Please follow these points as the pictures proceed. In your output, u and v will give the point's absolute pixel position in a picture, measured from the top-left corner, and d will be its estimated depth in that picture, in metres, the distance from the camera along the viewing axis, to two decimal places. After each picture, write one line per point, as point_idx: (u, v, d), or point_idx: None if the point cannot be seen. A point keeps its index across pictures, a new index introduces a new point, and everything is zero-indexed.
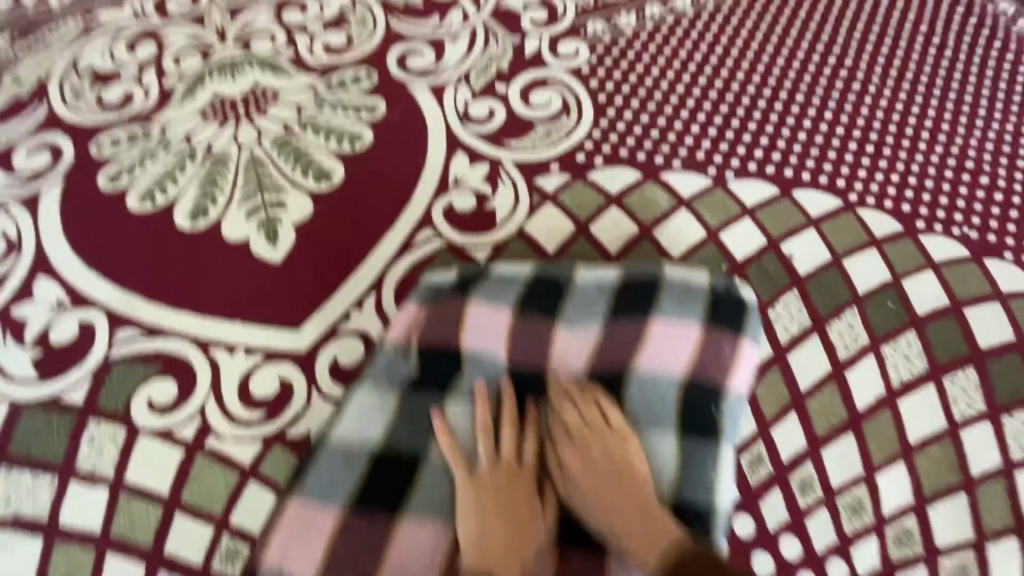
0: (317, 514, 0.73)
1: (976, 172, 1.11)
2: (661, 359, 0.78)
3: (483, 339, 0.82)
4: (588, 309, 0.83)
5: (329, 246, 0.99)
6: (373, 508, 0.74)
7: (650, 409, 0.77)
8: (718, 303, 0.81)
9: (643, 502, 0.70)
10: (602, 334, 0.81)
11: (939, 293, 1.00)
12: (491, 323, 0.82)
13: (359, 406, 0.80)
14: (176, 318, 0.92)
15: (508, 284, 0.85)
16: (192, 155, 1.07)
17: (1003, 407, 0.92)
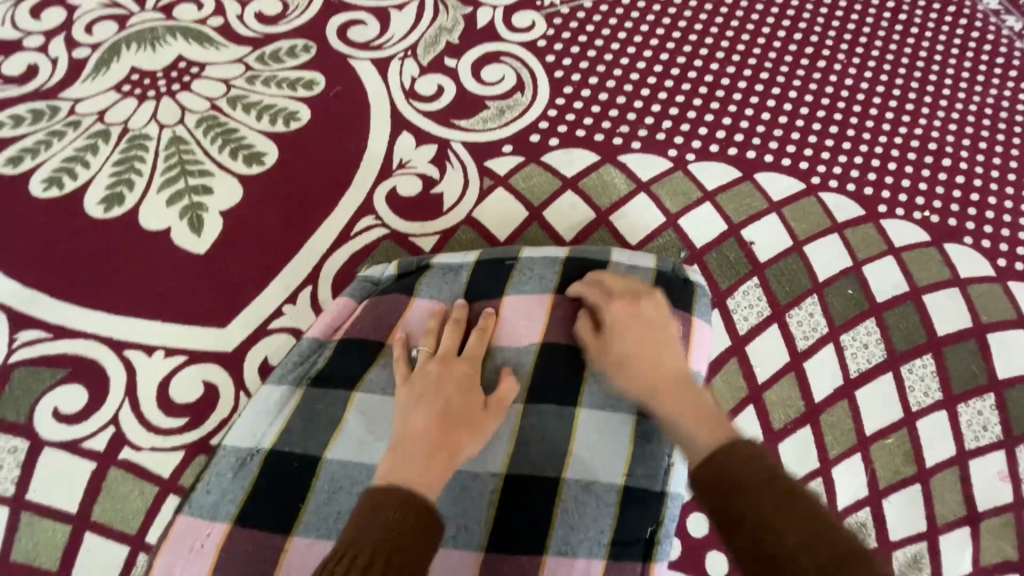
0: (205, 525, 0.60)
1: (938, 154, 1.08)
2: None
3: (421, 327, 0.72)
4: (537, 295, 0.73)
5: (260, 236, 0.91)
6: (265, 516, 0.60)
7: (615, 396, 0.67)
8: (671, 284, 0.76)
9: (692, 395, 0.58)
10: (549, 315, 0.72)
11: (899, 280, 0.98)
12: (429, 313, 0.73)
13: (261, 403, 0.68)
14: (86, 316, 0.83)
15: (452, 274, 0.77)
16: (105, 135, 0.96)
17: (959, 396, 0.90)
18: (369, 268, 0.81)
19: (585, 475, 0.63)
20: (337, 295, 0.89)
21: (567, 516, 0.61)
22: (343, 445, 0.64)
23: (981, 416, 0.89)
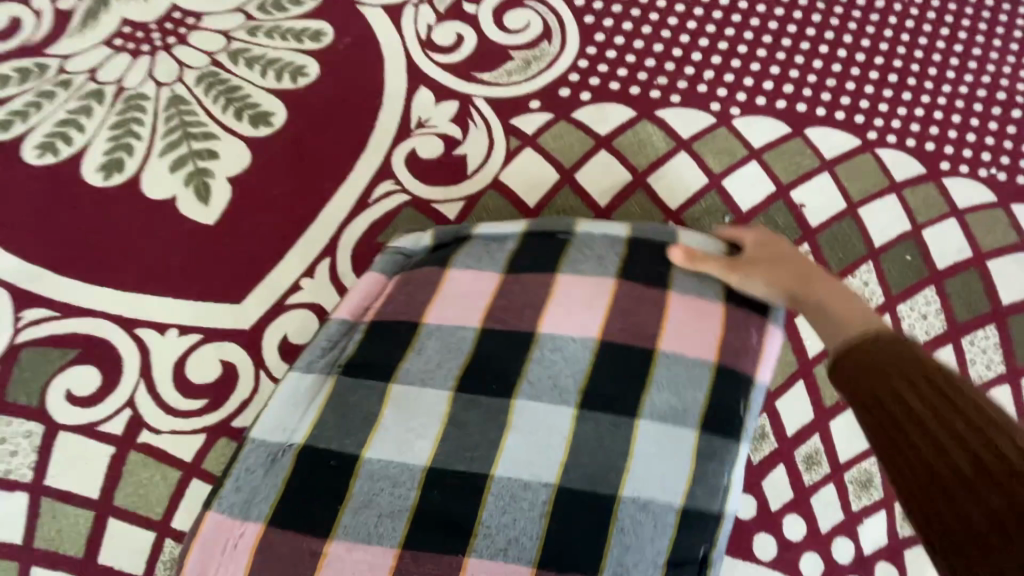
0: (237, 524, 0.57)
1: (1009, 104, 0.98)
2: (684, 342, 0.62)
3: (455, 309, 0.65)
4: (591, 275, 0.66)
5: (272, 205, 0.84)
6: (302, 518, 0.56)
7: (677, 400, 0.60)
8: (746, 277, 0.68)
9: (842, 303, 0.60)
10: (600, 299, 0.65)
11: (961, 244, 0.91)
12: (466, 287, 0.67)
13: (288, 393, 0.63)
14: (93, 293, 0.78)
15: (495, 247, 0.70)
16: (98, 95, 0.89)
17: (1022, 369, 0.85)
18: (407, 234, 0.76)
19: (642, 491, 0.57)
20: (357, 268, 0.83)
21: (623, 536, 0.56)
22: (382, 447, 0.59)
23: None
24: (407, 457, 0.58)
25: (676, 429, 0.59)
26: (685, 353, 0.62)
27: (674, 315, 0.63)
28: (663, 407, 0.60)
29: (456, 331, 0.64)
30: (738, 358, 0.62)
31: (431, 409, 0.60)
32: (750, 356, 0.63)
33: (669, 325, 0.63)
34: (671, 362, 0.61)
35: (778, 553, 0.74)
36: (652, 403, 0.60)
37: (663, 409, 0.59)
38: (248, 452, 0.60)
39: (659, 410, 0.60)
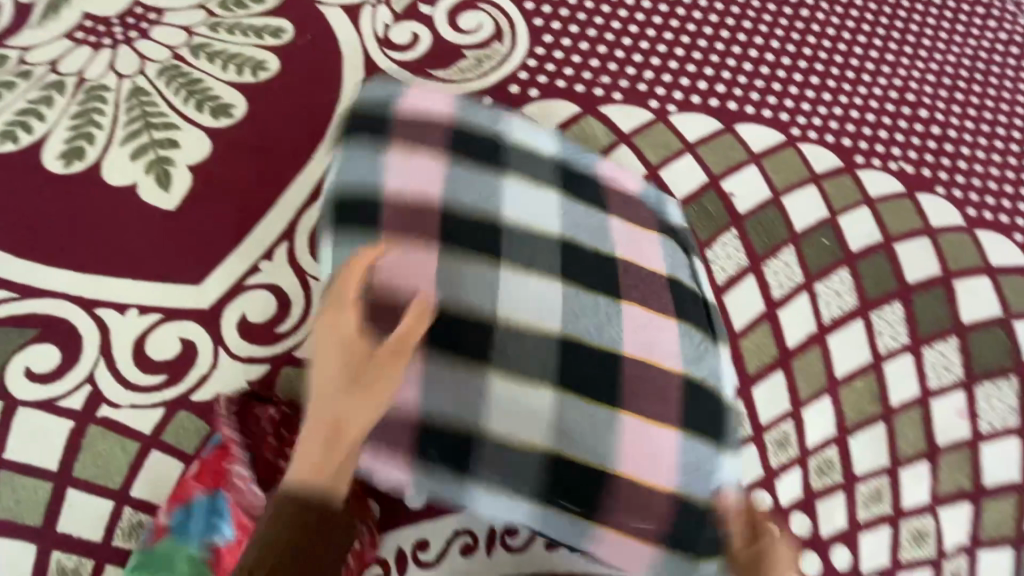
0: (365, 168, 0.72)
1: (916, 105, 1.09)
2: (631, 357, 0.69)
3: (506, 198, 0.72)
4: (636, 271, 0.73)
5: (232, 192, 0.88)
6: (383, 183, 0.71)
7: (592, 431, 0.66)
8: (715, 541, 0.67)
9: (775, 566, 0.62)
10: (640, 297, 0.72)
11: (872, 229, 1.00)
12: (535, 193, 0.74)
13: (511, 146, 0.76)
14: (53, 275, 0.81)
15: (594, 187, 0.78)
16: (59, 86, 0.91)
17: (925, 339, 0.94)
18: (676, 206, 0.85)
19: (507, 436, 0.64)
20: (314, 250, 0.87)
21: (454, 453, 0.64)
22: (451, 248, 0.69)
23: (944, 358, 0.93)
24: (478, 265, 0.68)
25: (570, 438, 0.65)
26: (629, 452, 0.66)
27: (655, 434, 0.67)
28: (581, 438, 0.65)
29: (533, 218, 0.72)
30: (629, 492, 0.65)
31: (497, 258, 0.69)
32: (628, 511, 0.66)
33: (666, 405, 0.68)
34: (628, 439, 0.66)
35: None
36: (598, 421, 0.66)
37: (579, 431, 0.65)
38: (347, 157, 0.73)
39: (588, 446, 0.65)
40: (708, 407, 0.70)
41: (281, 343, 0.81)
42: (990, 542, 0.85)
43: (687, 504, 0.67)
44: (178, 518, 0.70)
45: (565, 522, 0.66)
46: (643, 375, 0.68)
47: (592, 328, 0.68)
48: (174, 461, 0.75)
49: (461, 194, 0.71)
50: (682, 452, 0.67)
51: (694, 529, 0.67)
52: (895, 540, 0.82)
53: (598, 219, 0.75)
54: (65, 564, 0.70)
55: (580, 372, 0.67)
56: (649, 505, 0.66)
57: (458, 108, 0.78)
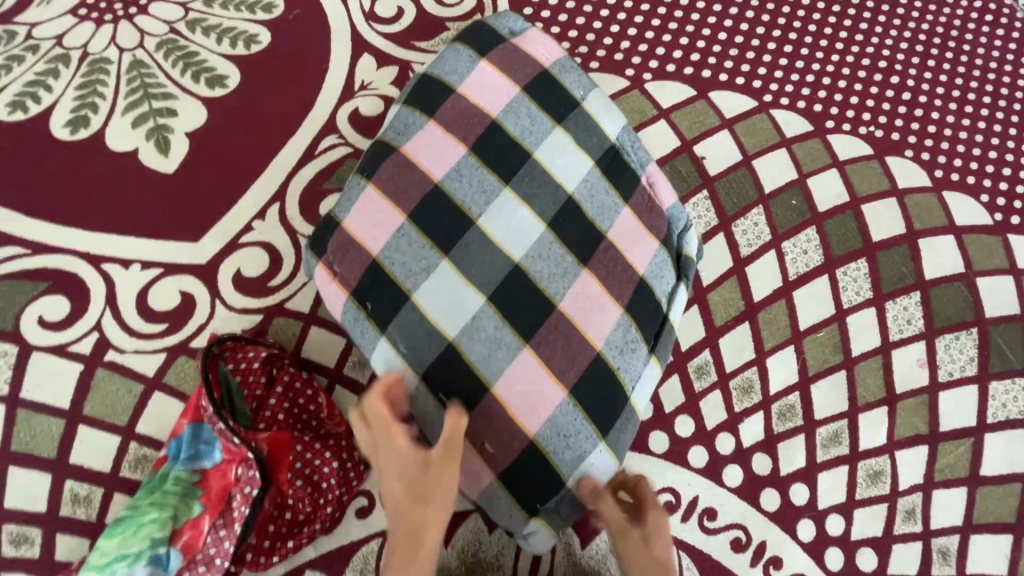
0: (440, 88, 0.79)
1: (887, 72, 1.12)
2: (570, 309, 0.71)
3: (540, 141, 0.77)
4: (616, 256, 0.74)
5: (226, 157, 0.94)
6: (435, 106, 0.78)
7: (522, 369, 0.69)
8: (553, 507, 0.70)
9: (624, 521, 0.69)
10: (602, 273, 0.73)
11: (840, 190, 1.04)
12: (568, 151, 0.77)
13: (562, 98, 0.80)
14: (62, 233, 0.87)
15: (612, 175, 0.79)
16: (65, 58, 0.97)
17: (887, 294, 0.98)
18: (694, 233, 0.82)
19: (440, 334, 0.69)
20: (304, 210, 0.92)
21: (398, 333, 0.70)
22: (464, 174, 0.75)
23: (906, 311, 0.97)
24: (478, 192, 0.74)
25: (497, 354, 0.69)
26: (515, 382, 0.68)
27: (548, 386, 0.69)
28: (479, 358, 0.69)
29: (533, 170, 0.76)
30: (495, 417, 0.68)
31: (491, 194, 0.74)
32: (481, 430, 0.68)
33: (570, 366, 0.70)
34: (520, 374, 0.69)
35: (669, 447, 0.86)
36: (509, 354, 0.69)
37: (475, 350, 0.69)
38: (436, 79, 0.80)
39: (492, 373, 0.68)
40: (611, 394, 0.71)
41: (272, 295, 0.87)
42: (945, 483, 0.88)
43: (537, 456, 0.68)
44: (172, 449, 0.72)
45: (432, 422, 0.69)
46: (564, 331, 0.71)
47: (544, 277, 0.72)
48: (175, 401, 0.81)
49: (479, 130, 0.76)
50: (558, 412, 0.68)
51: (544, 488, 0.69)
52: (852, 479, 0.87)
53: (613, 203, 0.77)
54: (77, 492, 0.76)
55: (516, 313, 0.70)
56: (511, 440, 0.68)
57: (557, 64, 0.82)
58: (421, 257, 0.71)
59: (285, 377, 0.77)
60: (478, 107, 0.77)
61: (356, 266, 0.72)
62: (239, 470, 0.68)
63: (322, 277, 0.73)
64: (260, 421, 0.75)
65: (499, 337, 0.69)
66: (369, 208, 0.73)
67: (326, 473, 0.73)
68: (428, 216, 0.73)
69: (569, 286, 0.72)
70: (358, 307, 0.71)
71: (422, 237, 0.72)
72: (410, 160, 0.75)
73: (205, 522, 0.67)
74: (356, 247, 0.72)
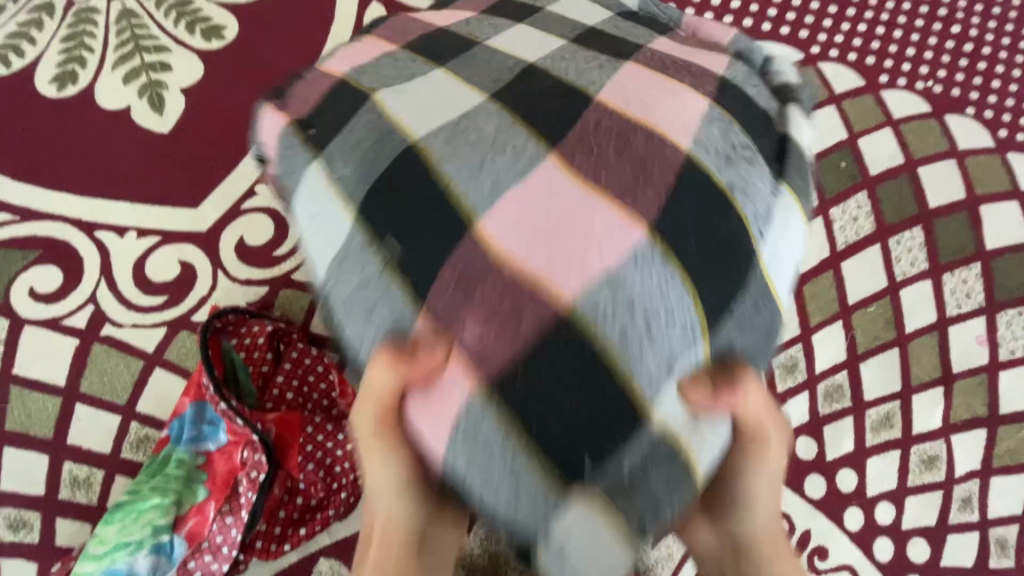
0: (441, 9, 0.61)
1: (948, 22, 1.01)
2: (643, 132, 0.47)
3: (569, 27, 0.56)
4: (702, 118, 0.48)
5: (226, 115, 0.86)
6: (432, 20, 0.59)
7: (538, 210, 0.44)
8: (609, 467, 0.42)
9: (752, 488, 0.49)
10: (679, 126, 0.47)
11: (894, 152, 0.94)
12: (605, 39, 0.55)
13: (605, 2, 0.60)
14: (51, 199, 0.81)
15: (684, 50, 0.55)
16: (48, 8, 0.89)
17: (945, 266, 0.90)
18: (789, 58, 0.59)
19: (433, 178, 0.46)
20: None
21: (365, 206, 0.46)
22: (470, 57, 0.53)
23: (965, 285, 0.89)
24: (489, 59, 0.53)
25: (505, 203, 0.44)
26: (535, 230, 0.43)
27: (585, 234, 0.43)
28: (479, 205, 0.44)
29: (563, 50, 0.53)
30: (481, 284, 0.42)
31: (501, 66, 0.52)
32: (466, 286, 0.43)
33: (641, 190, 0.44)
34: (534, 194, 0.44)
35: None
36: (518, 169, 0.45)
37: (478, 184, 0.45)
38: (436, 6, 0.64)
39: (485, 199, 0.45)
40: (724, 234, 0.44)
41: (280, 265, 0.80)
42: (1003, 470, 0.82)
43: (561, 333, 0.41)
44: (174, 428, 0.66)
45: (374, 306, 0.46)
46: (617, 165, 0.45)
47: (575, 152, 0.46)
48: (177, 378, 0.76)
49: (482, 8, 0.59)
50: (615, 261, 0.42)
51: (596, 429, 0.41)
52: (903, 465, 0.80)
53: (698, 69, 0.52)
54: (76, 474, 0.71)
55: (551, 144, 0.46)
56: (515, 309, 0.41)
57: None
58: (385, 146, 0.47)
59: (294, 354, 0.70)
60: (482, 14, 0.59)
61: (302, 161, 0.50)
62: (245, 452, 0.63)
63: (264, 192, 0.53)
64: (267, 400, 0.69)
65: (504, 180, 0.45)
66: (340, 105, 0.51)
67: (339, 456, 0.67)
68: (417, 63, 0.54)
69: (639, 111, 0.48)
70: (314, 184, 0.49)
71: (404, 106, 0.49)
72: (391, 58, 0.54)
73: (211, 508, 0.62)
74: (306, 138, 0.50)
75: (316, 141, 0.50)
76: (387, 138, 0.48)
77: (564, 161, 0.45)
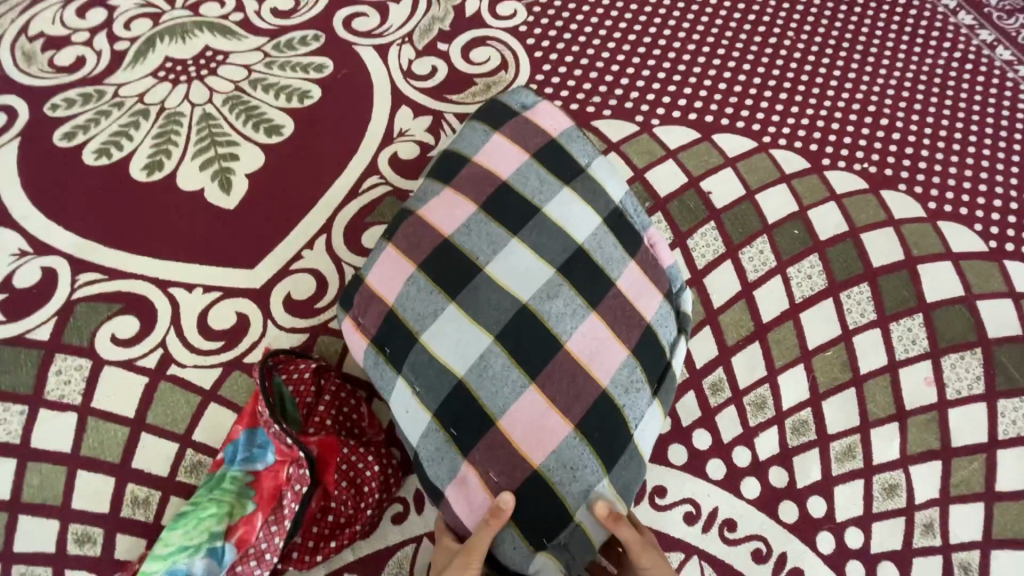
0: (472, 167, 0.87)
1: (876, 115, 1.22)
2: (586, 352, 0.77)
3: (552, 199, 0.85)
4: (625, 303, 0.81)
5: (280, 195, 1.05)
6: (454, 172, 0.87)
7: (494, 389, 0.75)
8: (559, 543, 0.74)
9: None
10: (609, 317, 0.80)
11: (839, 221, 1.11)
12: (578, 210, 0.84)
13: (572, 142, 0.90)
14: (135, 262, 0.98)
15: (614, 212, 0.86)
16: (146, 113, 1.11)
17: (891, 316, 1.03)
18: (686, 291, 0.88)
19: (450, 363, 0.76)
20: (348, 242, 1.02)
21: (416, 366, 0.77)
22: (487, 217, 0.83)
23: (910, 332, 1.02)
24: (496, 242, 0.82)
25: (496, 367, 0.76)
26: (523, 415, 0.75)
27: (552, 402, 0.75)
28: (489, 398, 0.75)
29: (547, 229, 0.83)
30: (498, 449, 0.74)
31: (510, 258, 0.81)
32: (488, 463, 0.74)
33: (575, 404, 0.76)
34: (523, 408, 0.75)
35: (688, 459, 0.92)
36: (516, 387, 0.75)
37: (483, 388, 0.75)
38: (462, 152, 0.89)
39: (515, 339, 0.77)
40: (614, 430, 0.76)
41: (319, 316, 0.96)
42: (960, 498, 0.92)
43: (540, 483, 0.74)
44: (228, 452, 0.79)
45: (439, 457, 0.75)
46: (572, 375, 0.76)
47: (553, 315, 0.78)
48: (228, 412, 0.89)
49: (490, 190, 0.85)
50: (564, 446, 0.74)
51: (550, 523, 0.74)
52: (867, 493, 0.91)
53: (621, 257, 0.83)
54: (137, 494, 0.84)
55: (523, 351, 0.76)
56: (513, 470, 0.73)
57: (565, 133, 0.90)
58: (428, 303, 0.79)
59: (332, 387, 0.84)
60: (492, 173, 0.86)
61: (374, 317, 0.80)
62: (290, 469, 0.75)
63: (348, 329, 0.81)
64: (310, 425, 0.82)
65: (502, 370, 0.76)
66: (391, 264, 0.82)
67: (368, 476, 0.79)
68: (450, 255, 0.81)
69: (577, 326, 0.78)
70: (378, 351, 0.79)
71: (428, 283, 0.80)
72: (425, 223, 0.84)
73: (258, 519, 0.74)
74: (376, 300, 0.81)
75: (409, 255, 0.82)
76: (427, 322, 0.78)
77: (533, 375, 0.76)
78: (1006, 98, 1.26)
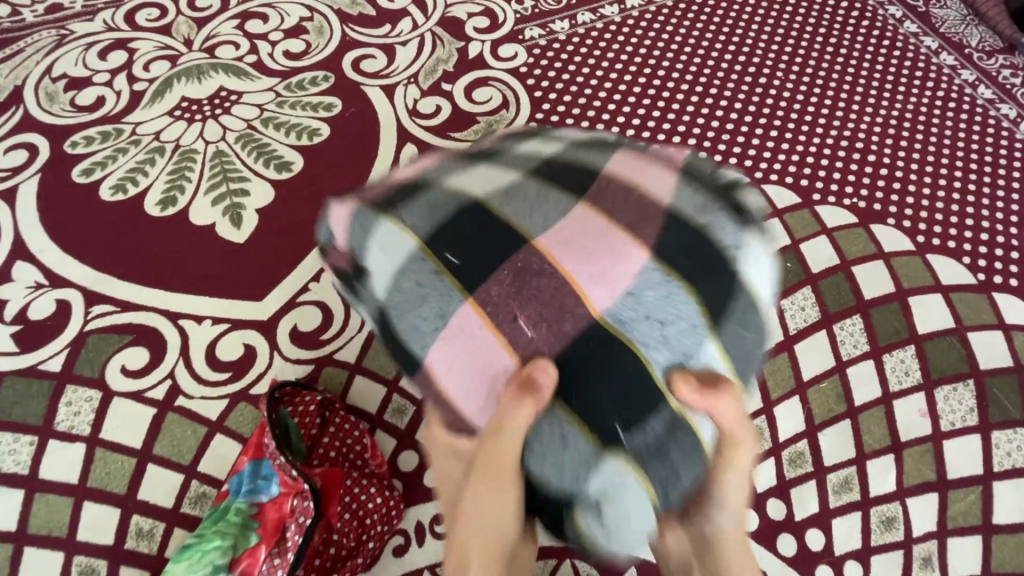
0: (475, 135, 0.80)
1: (864, 151, 1.26)
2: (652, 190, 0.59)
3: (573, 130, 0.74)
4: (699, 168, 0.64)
5: (289, 229, 1.09)
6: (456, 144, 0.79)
7: (521, 211, 0.57)
8: (647, 443, 0.55)
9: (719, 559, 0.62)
10: (675, 165, 0.63)
11: (831, 254, 1.14)
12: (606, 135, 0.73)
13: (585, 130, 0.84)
14: (146, 294, 1.01)
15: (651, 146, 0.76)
16: (161, 151, 1.16)
17: (884, 348, 1.05)
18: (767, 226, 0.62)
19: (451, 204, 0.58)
20: None
21: (410, 219, 0.58)
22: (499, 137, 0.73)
23: (903, 363, 1.04)
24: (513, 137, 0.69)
25: (519, 204, 0.58)
26: (562, 234, 0.56)
27: (571, 272, 0.54)
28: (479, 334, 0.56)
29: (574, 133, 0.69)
30: (530, 273, 0.55)
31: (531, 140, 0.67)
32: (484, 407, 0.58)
33: (650, 225, 0.56)
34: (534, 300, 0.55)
35: None
36: (554, 211, 0.57)
37: (511, 206, 0.57)
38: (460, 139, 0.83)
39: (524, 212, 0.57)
40: (705, 257, 0.56)
41: (325, 347, 0.98)
42: (957, 530, 0.92)
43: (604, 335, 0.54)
44: (234, 484, 0.80)
45: (430, 300, 0.56)
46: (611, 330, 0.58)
47: (595, 161, 0.61)
48: (234, 443, 0.90)
49: (501, 132, 0.75)
50: (638, 282, 0.54)
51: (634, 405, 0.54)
52: (865, 525, 0.92)
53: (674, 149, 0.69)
54: (141, 526, 0.85)
55: (552, 187, 0.59)
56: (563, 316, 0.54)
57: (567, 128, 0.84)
58: (432, 171, 0.64)
59: (337, 419, 0.87)
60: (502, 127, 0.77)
61: (352, 202, 0.62)
62: (294, 501, 0.77)
63: (322, 237, 0.68)
64: (314, 458, 0.84)
65: (529, 198, 0.58)
66: (388, 174, 0.69)
67: (371, 509, 0.81)
68: (461, 153, 0.68)
69: (630, 163, 0.61)
70: (360, 218, 0.60)
71: (432, 165, 0.66)
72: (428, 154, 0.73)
73: (262, 551, 0.75)
74: (360, 193, 0.65)
75: (409, 163, 0.70)
76: (427, 185, 0.61)
77: (574, 195, 0.58)
78: (989, 135, 1.31)
